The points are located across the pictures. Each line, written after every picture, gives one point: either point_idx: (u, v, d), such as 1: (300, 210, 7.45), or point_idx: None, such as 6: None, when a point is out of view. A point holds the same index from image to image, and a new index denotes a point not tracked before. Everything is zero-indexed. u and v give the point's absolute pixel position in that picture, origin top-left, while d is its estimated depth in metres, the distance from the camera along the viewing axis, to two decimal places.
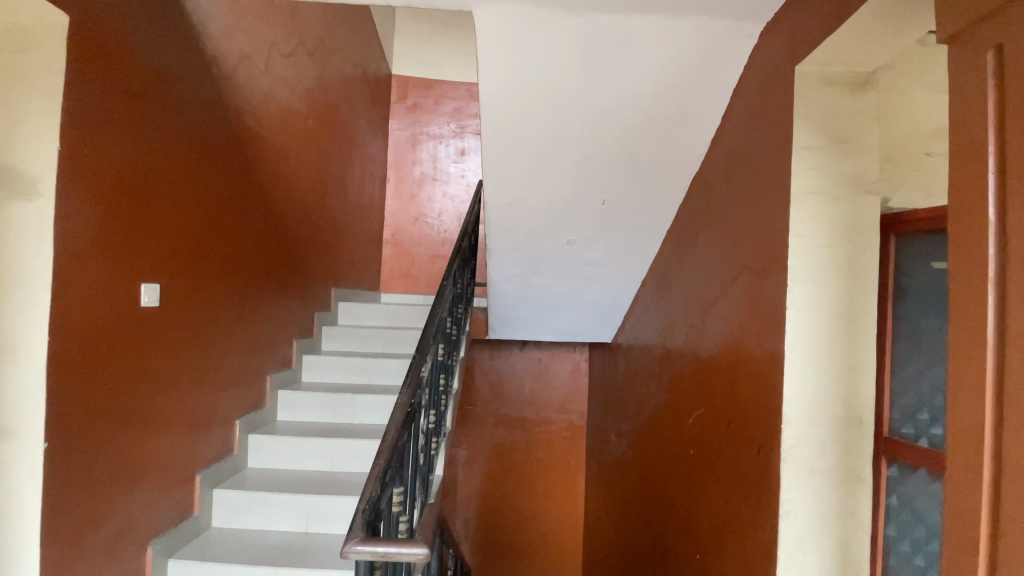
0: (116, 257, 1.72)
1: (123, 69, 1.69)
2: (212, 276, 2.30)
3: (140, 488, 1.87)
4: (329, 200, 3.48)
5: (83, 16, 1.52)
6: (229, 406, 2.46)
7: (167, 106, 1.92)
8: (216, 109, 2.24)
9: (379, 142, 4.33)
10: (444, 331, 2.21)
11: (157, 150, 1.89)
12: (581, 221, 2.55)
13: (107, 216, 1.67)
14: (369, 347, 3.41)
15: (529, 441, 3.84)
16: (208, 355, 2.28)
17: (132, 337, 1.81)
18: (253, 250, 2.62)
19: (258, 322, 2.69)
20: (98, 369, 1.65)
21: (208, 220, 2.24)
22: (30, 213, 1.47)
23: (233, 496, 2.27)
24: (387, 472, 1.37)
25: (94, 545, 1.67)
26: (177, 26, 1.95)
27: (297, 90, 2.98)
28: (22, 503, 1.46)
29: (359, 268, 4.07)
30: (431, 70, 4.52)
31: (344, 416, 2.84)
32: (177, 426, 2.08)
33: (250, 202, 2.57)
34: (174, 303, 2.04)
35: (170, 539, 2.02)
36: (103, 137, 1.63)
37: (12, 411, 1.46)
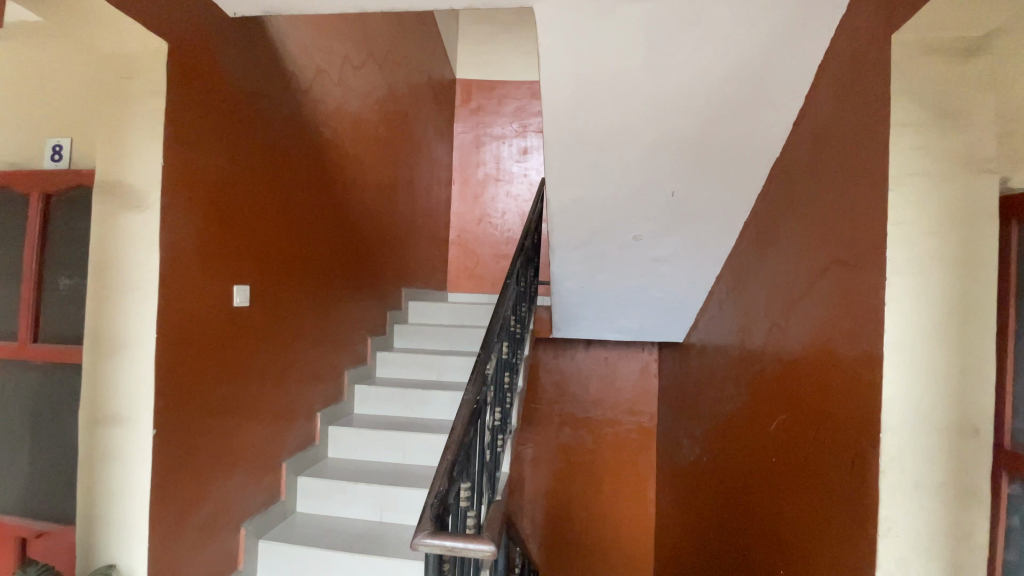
0: (213, 261, 1.89)
1: (216, 90, 1.86)
2: (296, 277, 2.46)
3: (234, 473, 2.05)
4: (399, 204, 3.62)
5: (179, 42, 1.68)
6: (311, 399, 2.63)
7: (254, 122, 2.09)
8: (296, 121, 2.40)
9: (444, 145, 4.44)
10: (508, 329, 2.23)
11: (245, 162, 2.05)
12: (649, 215, 2.46)
13: (205, 224, 1.84)
14: (437, 345, 3.51)
15: (596, 441, 3.77)
16: (294, 352, 2.46)
17: (226, 335, 1.97)
18: (333, 253, 2.80)
19: (335, 321, 2.85)
20: (198, 363, 1.83)
21: (292, 226, 2.42)
22: (138, 223, 1.65)
23: (315, 484, 2.42)
24: (454, 467, 1.40)
25: (196, 523, 1.85)
26: (261, 47, 2.11)
27: (368, 99, 3.13)
28: (136, 482, 1.64)
29: (427, 268, 4.19)
30: (494, 72, 4.58)
31: (415, 411, 2.95)
32: (265, 417, 2.25)
33: (330, 208, 2.75)
34: (262, 303, 2.21)
35: (261, 520, 2.20)
36: (199, 152, 1.80)
37: (129, 401, 1.65)
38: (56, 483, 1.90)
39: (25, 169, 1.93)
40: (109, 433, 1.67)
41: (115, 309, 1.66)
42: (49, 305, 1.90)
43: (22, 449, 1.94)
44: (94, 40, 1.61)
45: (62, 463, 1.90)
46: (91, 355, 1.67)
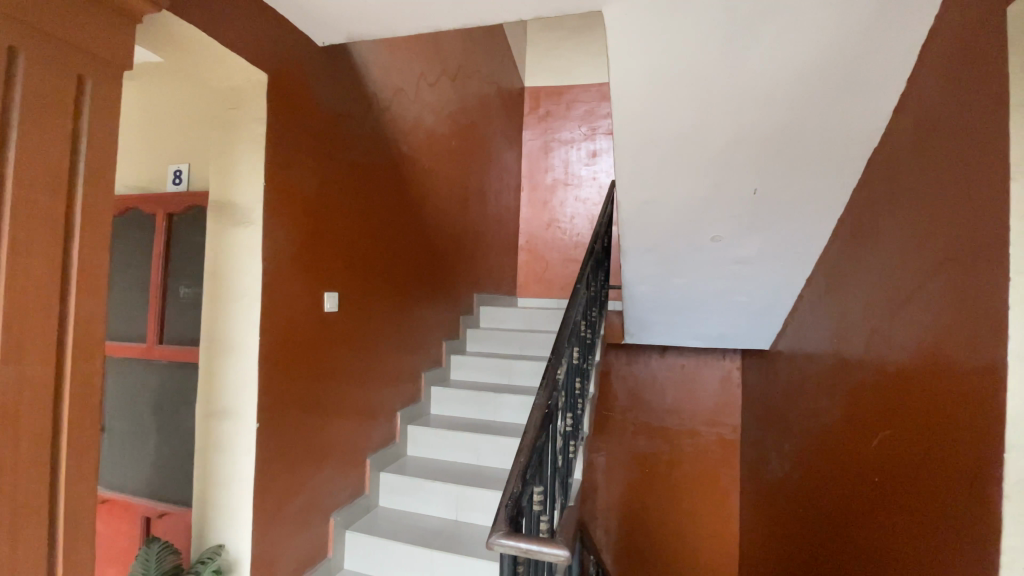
0: (307, 270, 2.06)
1: (308, 114, 2.03)
2: (378, 285, 2.61)
3: (325, 467, 2.21)
4: (471, 211, 3.73)
5: (276, 72, 1.86)
6: (391, 400, 2.77)
7: (340, 141, 2.25)
8: (377, 138, 2.55)
9: (513, 153, 4.52)
10: (579, 335, 2.22)
11: (333, 179, 2.22)
12: (728, 215, 2.34)
13: (300, 237, 2.01)
14: (508, 349, 3.56)
15: (673, 451, 3.63)
16: (376, 355, 2.60)
17: (317, 339, 2.14)
18: (411, 261, 2.94)
19: (413, 326, 2.98)
20: (295, 364, 2.00)
21: (375, 236, 2.57)
22: (244, 237, 1.83)
23: (395, 480, 2.54)
24: (527, 470, 1.41)
25: (292, 511, 2.01)
26: (346, 71, 2.28)
27: (442, 113, 3.26)
28: (242, 471, 1.82)
29: (497, 274, 4.27)
30: (562, 77, 4.59)
31: (488, 414, 3.00)
32: (351, 416, 2.40)
33: (408, 219, 2.90)
34: (349, 310, 2.36)
35: (348, 512, 2.34)
36: (294, 171, 1.97)
37: (236, 397, 1.84)
38: (176, 468, 2.15)
39: (152, 192, 2.22)
40: (220, 426, 1.86)
41: (226, 314, 1.86)
42: (171, 309, 2.16)
43: (150, 435, 2.21)
44: (209, 76, 1.83)
45: (182, 451, 2.15)
46: (206, 356, 1.88)
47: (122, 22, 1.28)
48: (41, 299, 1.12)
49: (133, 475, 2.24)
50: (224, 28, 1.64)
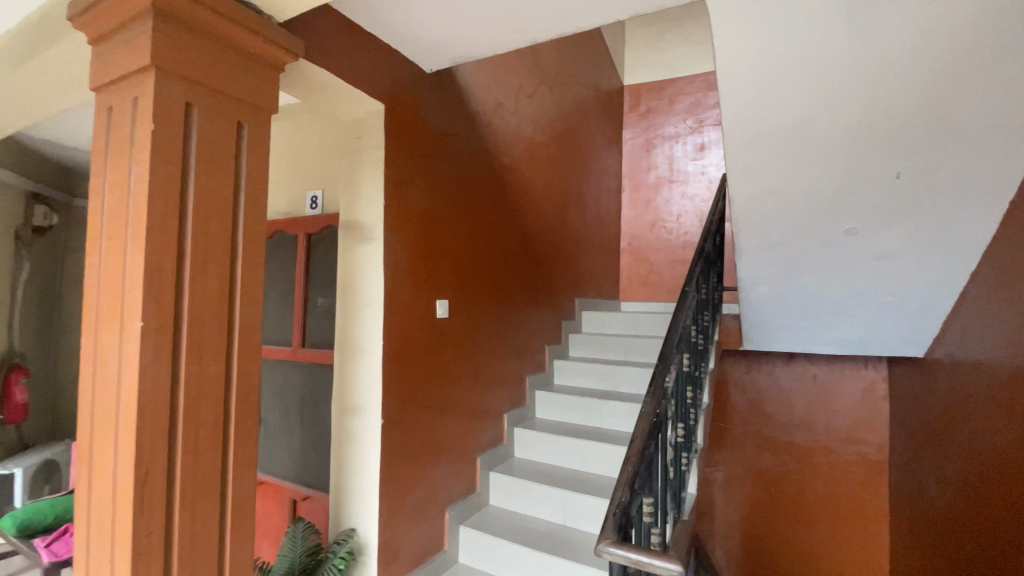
0: (422, 281, 2.23)
1: (419, 135, 2.21)
2: (485, 293, 2.73)
3: (440, 463, 2.36)
4: (571, 216, 3.75)
5: (392, 102, 2.06)
6: (498, 403, 2.87)
7: (448, 158, 2.41)
8: (481, 152, 2.69)
9: (613, 154, 4.46)
10: (689, 340, 2.11)
11: (443, 195, 2.38)
12: (861, 206, 2.09)
13: (414, 250, 2.18)
14: (612, 354, 3.50)
15: (803, 470, 3.26)
16: (484, 359, 2.72)
17: (432, 343, 2.30)
18: (515, 269, 3.04)
19: (518, 331, 3.07)
20: (412, 367, 2.17)
21: (482, 246, 2.70)
22: (368, 252, 2.04)
23: (505, 481, 2.62)
24: (635, 480, 1.39)
25: (412, 503, 2.17)
26: (452, 94, 2.44)
27: (541, 122, 3.33)
28: (369, 463, 2.02)
29: (599, 278, 4.23)
30: (664, 70, 4.44)
31: (594, 420, 2.98)
32: (463, 417, 2.54)
33: (512, 228, 3.00)
34: (459, 316, 2.51)
35: (461, 508, 2.47)
36: (408, 190, 2.15)
37: (364, 395, 2.04)
38: (316, 458, 2.44)
39: (294, 216, 2.56)
40: (350, 421, 2.08)
41: (354, 321, 2.08)
42: (311, 318, 2.47)
43: (295, 427, 2.54)
44: (337, 111, 2.07)
45: (320, 443, 2.43)
46: (338, 359, 2.12)
47: (268, 72, 1.51)
48: (215, 309, 1.36)
49: (282, 461, 2.58)
50: (349, 67, 1.85)
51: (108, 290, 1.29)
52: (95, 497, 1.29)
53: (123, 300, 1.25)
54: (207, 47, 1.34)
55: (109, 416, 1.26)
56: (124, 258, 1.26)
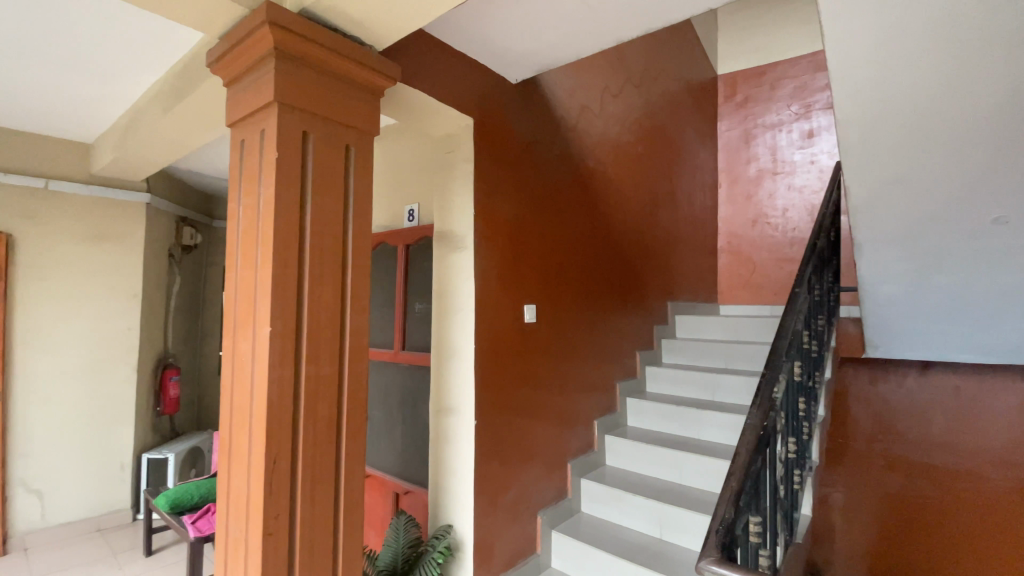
0: (510, 286, 2.28)
1: (505, 144, 2.28)
2: (572, 296, 2.72)
3: (531, 467, 2.39)
4: (661, 216, 3.63)
5: (480, 115, 2.14)
6: (589, 408, 2.85)
7: (533, 164, 2.45)
8: (566, 156, 2.70)
9: (708, 149, 4.24)
10: (800, 347, 1.94)
11: (529, 200, 2.42)
12: (1014, 190, 1.79)
13: (502, 256, 2.24)
14: (710, 361, 3.32)
15: (948, 497, 2.60)
16: (573, 364, 2.72)
17: (521, 346, 2.34)
18: (602, 273, 2.99)
19: (607, 335, 3.03)
20: (502, 371, 2.23)
21: (569, 250, 2.70)
22: (460, 259, 2.14)
23: (597, 489, 2.59)
24: (740, 497, 1.30)
25: (505, 505, 2.23)
26: (536, 101, 2.48)
27: (628, 121, 3.27)
28: (464, 462, 2.10)
29: (694, 281, 4.03)
30: (763, 55, 4.14)
31: (692, 430, 2.84)
32: (553, 421, 2.55)
33: (598, 230, 2.96)
34: (547, 320, 2.53)
35: (553, 513, 2.48)
36: (496, 197, 2.22)
37: (459, 397, 2.13)
38: (416, 455, 2.59)
39: (394, 229, 2.76)
40: (446, 421, 2.18)
41: (449, 326, 2.18)
42: (410, 323, 2.64)
43: (397, 425, 2.72)
44: (431, 128, 2.19)
45: (419, 442, 2.58)
46: (436, 362, 2.24)
47: (370, 98, 1.65)
48: (330, 316, 1.51)
49: (386, 457, 2.77)
50: (442, 85, 1.96)
51: (242, 300, 1.48)
52: (233, 481, 1.48)
53: (255, 308, 1.43)
54: (320, 81, 1.50)
55: (245, 408, 1.45)
56: (255, 271, 1.44)
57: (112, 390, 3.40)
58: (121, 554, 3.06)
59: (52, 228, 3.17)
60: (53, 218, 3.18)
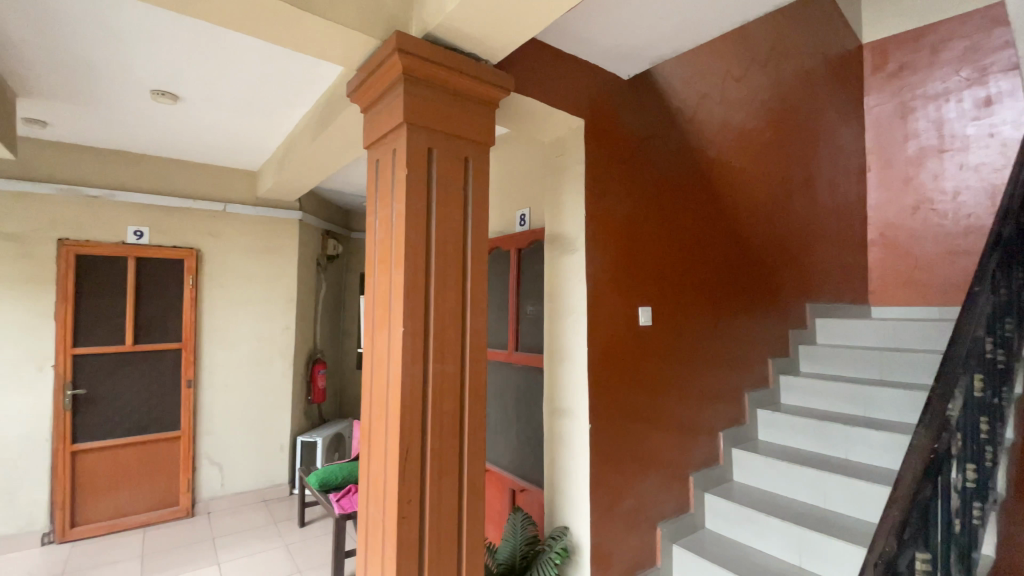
0: (624, 287, 2.24)
1: (617, 142, 2.24)
2: (692, 297, 2.58)
3: (649, 476, 2.31)
4: (794, 207, 3.28)
5: (593, 114, 2.13)
6: (712, 418, 2.67)
7: (647, 160, 2.37)
8: (683, 150, 2.56)
9: (852, 129, 3.74)
10: (983, 358, 1.62)
11: (643, 198, 2.34)
12: None
13: (615, 256, 2.20)
14: (859, 371, 2.92)
15: None
16: (693, 368, 2.57)
17: (636, 349, 2.28)
18: (726, 272, 2.79)
19: (733, 340, 2.81)
20: (617, 374, 2.19)
21: (687, 248, 2.56)
22: (572, 260, 2.14)
23: (723, 505, 2.41)
24: (905, 528, 1.12)
25: (622, 512, 2.17)
26: (650, 95, 2.40)
27: (753, 106, 3.00)
28: (579, 465, 2.10)
29: (837, 279, 3.57)
30: (922, 14, 3.55)
31: (837, 449, 2.51)
32: (671, 428, 2.44)
33: (720, 227, 2.76)
34: (664, 322, 2.43)
35: (674, 527, 2.38)
36: (608, 197, 2.19)
37: (573, 399, 2.13)
38: (531, 455, 2.65)
39: (507, 233, 2.86)
40: (561, 423, 2.20)
41: (563, 328, 2.19)
42: (523, 325, 2.71)
43: (512, 425, 2.81)
44: (543, 132, 2.23)
45: (534, 442, 2.63)
46: (550, 363, 2.26)
47: (487, 109, 1.73)
48: (452, 317, 1.61)
49: (502, 454, 2.88)
50: (554, 90, 1.99)
51: (379, 303, 1.64)
52: (372, 466, 1.64)
53: (389, 311, 1.58)
54: (443, 99, 1.62)
55: (381, 401, 1.60)
56: (389, 277, 1.59)
57: (275, 380, 3.98)
58: (281, 522, 3.56)
59: (230, 243, 3.80)
60: (231, 235, 3.81)
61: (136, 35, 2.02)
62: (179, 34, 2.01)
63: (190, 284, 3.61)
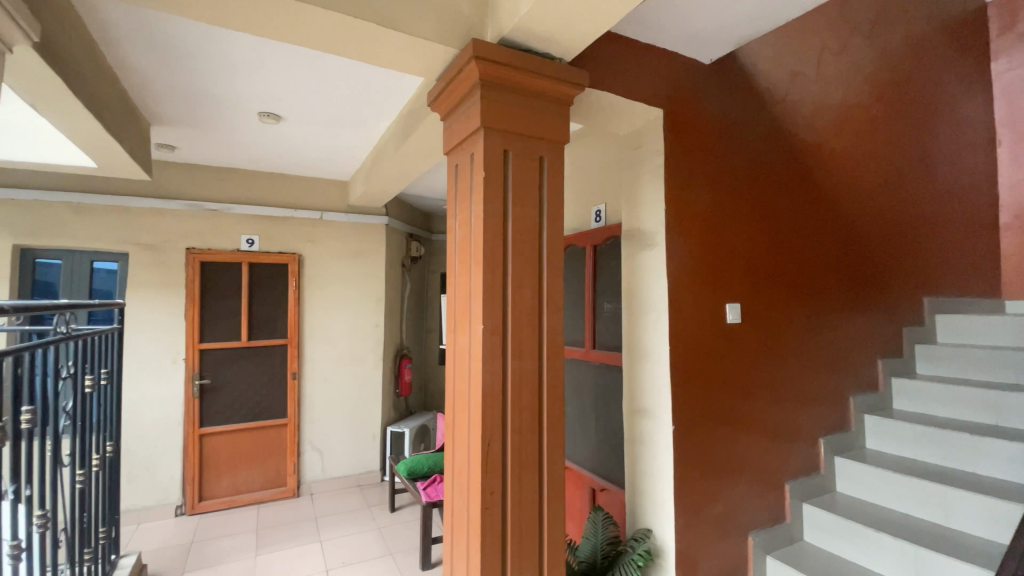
0: (709, 283, 2.14)
1: (700, 132, 2.15)
2: (785, 291, 2.42)
3: (739, 482, 2.20)
4: (907, 191, 2.95)
5: (670, 104, 2.07)
6: (810, 422, 2.49)
7: (732, 148, 2.26)
8: (773, 134, 2.41)
9: (977, 99, 3.28)
10: None
11: (729, 188, 2.24)
12: None
13: (700, 251, 2.12)
14: (990, 375, 2.57)
15: None
16: (789, 368, 2.41)
17: (724, 347, 2.18)
18: (825, 265, 2.58)
19: (834, 338, 2.59)
20: (702, 373, 2.11)
21: (780, 240, 2.40)
22: (652, 256, 2.09)
23: (825, 517, 2.24)
24: None
25: (710, 518, 2.09)
26: (734, 80, 2.28)
27: (855, 81, 2.73)
28: (662, 467, 2.05)
29: (963, 270, 3.16)
30: None
31: (962, 462, 2.23)
32: (765, 432, 2.31)
33: (816, 217, 2.55)
34: (754, 320, 2.30)
35: (767, 537, 2.25)
36: (691, 189, 2.11)
37: (655, 399, 2.08)
38: (610, 454, 2.62)
39: (582, 230, 2.85)
40: (642, 423, 2.15)
41: (643, 326, 2.15)
42: (600, 322, 2.69)
43: (591, 423, 2.80)
44: (619, 126, 2.20)
45: (613, 441, 2.60)
46: (630, 362, 2.23)
47: (560, 107, 1.75)
48: (529, 315, 1.65)
49: (581, 452, 2.88)
50: (631, 82, 1.95)
51: (460, 302, 1.72)
52: (457, 458, 1.72)
53: (469, 309, 1.65)
54: (517, 100, 1.65)
55: (464, 396, 1.68)
56: (469, 277, 1.66)
57: (366, 374, 4.28)
58: (374, 507, 3.83)
59: (325, 248, 4.14)
60: (326, 240, 4.15)
61: (245, 64, 2.27)
62: (280, 59, 2.23)
63: (293, 287, 3.98)
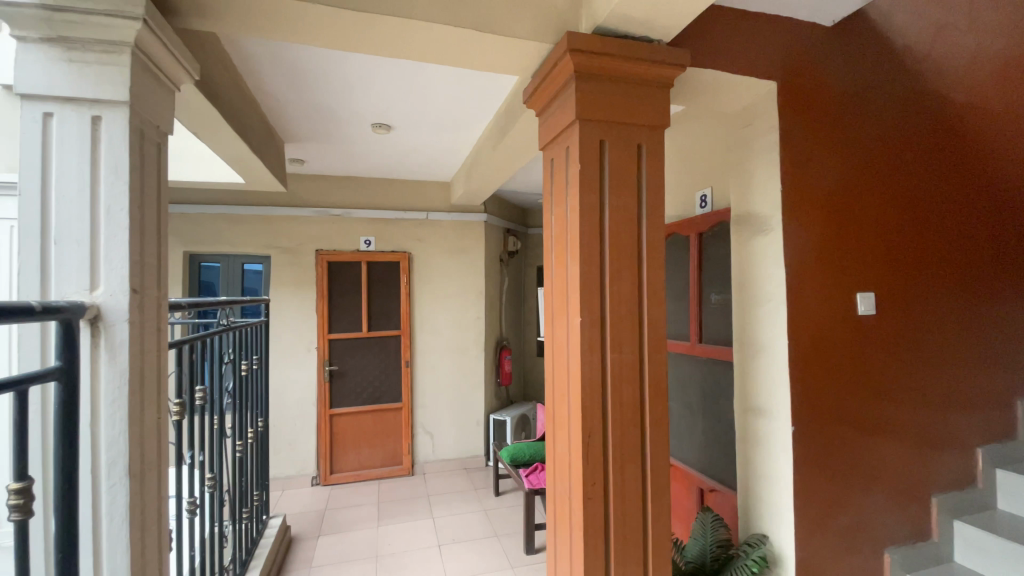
0: (835, 271, 1.96)
1: (822, 105, 1.97)
2: (931, 278, 2.13)
3: (873, 491, 1.99)
4: None
5: (787, 77, 1.91)
6: (964, 429, 2.17)
7: (861, 120, 2.04)
8: (914, 99, 2.13)
9: None
10: None
11: (858, 165, 2.02)
12: None
13: (824, 235, 1.95)
14: None
15: None
16: (936, 365, 2.12)
17: (853, 340, 1.99)
18: (984, 247, 2.22)
19: (996, 331, 2.23)
20: (828, 369, 1.94)
21: (924, 219, 2.12)
22: (766, 243, 1.96)
23: (985, 538, 1.97)
24: None
25: (837, 529, 1.93)
26: (863, 42, 2.05)
27: None
28: (779, 469, 1.92)
29: None
30: None
31: None
32: (905, 436, 2.06)
33: (972, 191, 2.21)
34: (892, 311, 2.06)
35: (908, 555, 2.01)
36: (812, 168, 1.95)
37: (771, 396, 1.95)
38: (719, 451, 2.51)
39: (686, 217, 2.75)
40: (756, 422, 2.04)
41: (757, 317, 2.02)
42: (707, 313, 2.58)
43: (698, 418, 2.70)
44: (725, 105, 2.09)
45: (723, 438, 2.49)
46: (741, 356, 2.11)
47: (658, 93, 1.71)
48: (629, 305, 1.65)
49: (687, 449, 2.79)
50: (739, 58, 1.84)
51: (558, 294, 1.76)
52: (558, 446, 1.78)
53: (568, 301, 1.69)
54: (613, 89, 1.65)
55: (564, 386, 1.72)
56: (567, 270, 1.70)
57: (471, 364, 4.53)
58: (480, 489, 4.06)
59: (433, 246, 4.44)
60: (434, 238, 4.44)
61: (361, 81, 2.51)
62: (389, 73, 2.44)
63: (405, 282, 4.33)
